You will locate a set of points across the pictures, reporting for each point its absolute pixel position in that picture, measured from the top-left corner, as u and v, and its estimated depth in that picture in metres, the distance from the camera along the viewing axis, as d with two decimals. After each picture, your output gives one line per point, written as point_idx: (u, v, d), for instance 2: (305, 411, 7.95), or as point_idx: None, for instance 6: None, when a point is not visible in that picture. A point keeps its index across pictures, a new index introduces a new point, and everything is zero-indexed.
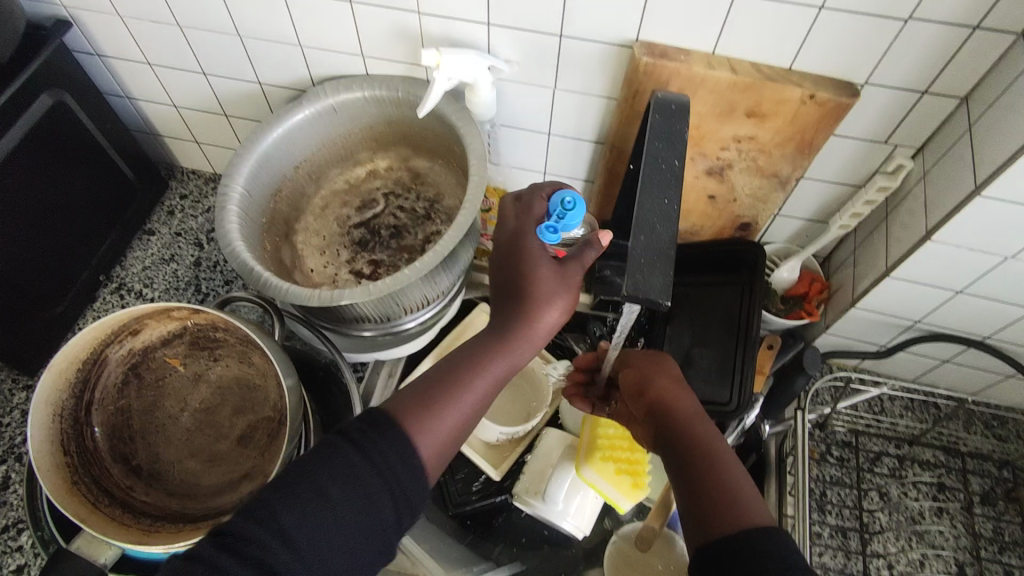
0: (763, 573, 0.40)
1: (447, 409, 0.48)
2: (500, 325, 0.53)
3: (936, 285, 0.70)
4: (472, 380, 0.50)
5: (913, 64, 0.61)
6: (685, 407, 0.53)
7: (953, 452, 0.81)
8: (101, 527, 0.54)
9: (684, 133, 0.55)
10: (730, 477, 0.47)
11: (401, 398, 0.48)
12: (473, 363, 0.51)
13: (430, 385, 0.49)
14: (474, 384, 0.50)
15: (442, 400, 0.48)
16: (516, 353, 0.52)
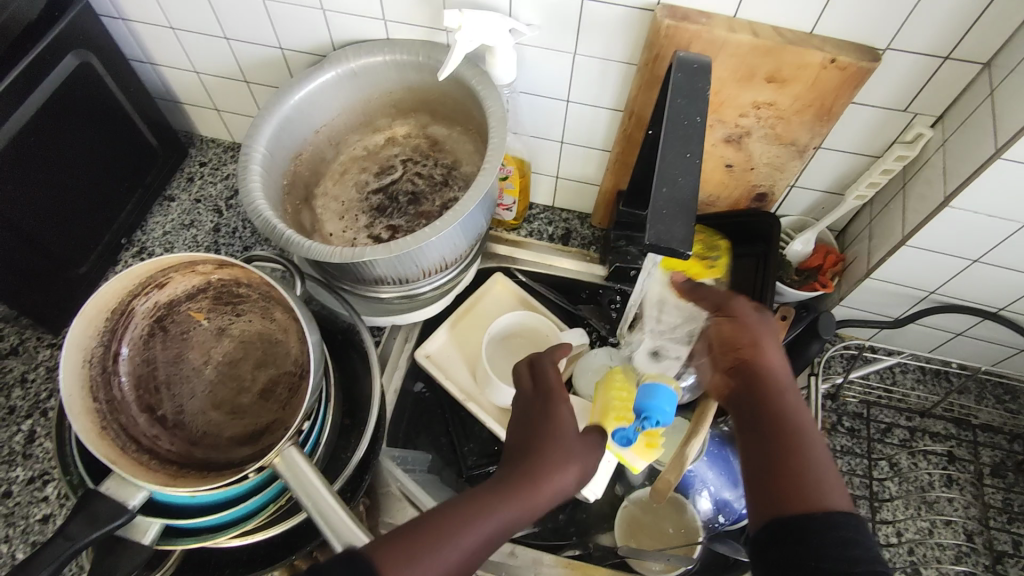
0: (825, 559, 0.42)
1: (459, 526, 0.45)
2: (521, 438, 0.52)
3: (952, 254, 0.70)
4: (477, 515, 0.45)
5: (937, 28, 0.61)
6: (778, 383, 0.52)
7: (965, 424, 0.82)
8: (130, 470, 0.55)
9: (706, 93, 0.56)
10: (815, 462, 0.47)
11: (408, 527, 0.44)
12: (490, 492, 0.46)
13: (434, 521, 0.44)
14: (486, 508, 0.45)
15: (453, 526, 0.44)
16: (537, 477, 0.48)
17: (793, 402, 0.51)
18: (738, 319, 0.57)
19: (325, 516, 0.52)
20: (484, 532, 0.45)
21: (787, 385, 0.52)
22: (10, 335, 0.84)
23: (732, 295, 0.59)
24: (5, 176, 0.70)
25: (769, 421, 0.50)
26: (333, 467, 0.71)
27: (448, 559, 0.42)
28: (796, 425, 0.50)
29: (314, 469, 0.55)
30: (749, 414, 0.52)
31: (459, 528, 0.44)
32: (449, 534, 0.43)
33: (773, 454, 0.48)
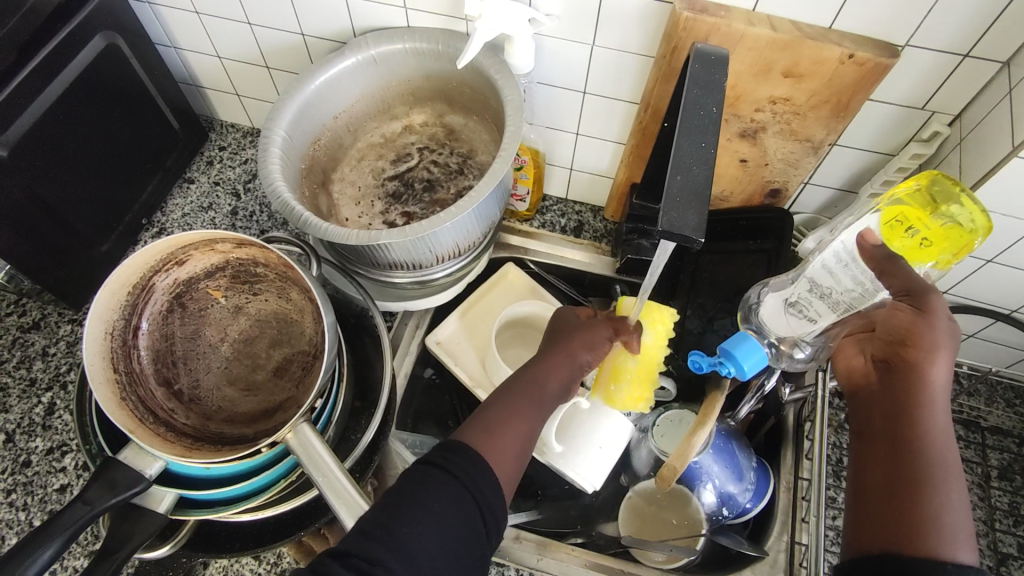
0: None
1: (508, 432, 0.55)
2: (543, 353, 0.65)
3: (965, 253, 0.70)
4: (522, 403, 0.58)
5: (957, 25, 0.61)
6: (932, 406, 0.50)
7: (974, 427, 0.82)
8: (147, 440, 0.56)
9: (722, 83, 0.56)
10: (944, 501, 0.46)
11: (467, 428, 0.55)
12: (518, 395, 0.59)
13: (484, 416, 0.56)
14: (518, 413, 0.57)
15: (506, 425, 0.55)
16: (541, 375, 0.61)
17: (943, 430, 0.50)
18: (921, 313, 0.52)
19: (336, 492, 0.54)
20: (522, 442, 0.55)
21: (943, 413, 0.50)
22: (32, 310, 0.86)
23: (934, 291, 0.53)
24: (33, 152, 0.72)
25: (909, 444, 0.49)
26: (343, 447, 0.73)
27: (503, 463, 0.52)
28: (942, 458, 0.48)
29: (326, 446, 0.56)
30: (893, 427, 0.51)
31: (508, 434, 0.54)
32: (448, 467, 0.48)
33: (903, 478, 0.48)
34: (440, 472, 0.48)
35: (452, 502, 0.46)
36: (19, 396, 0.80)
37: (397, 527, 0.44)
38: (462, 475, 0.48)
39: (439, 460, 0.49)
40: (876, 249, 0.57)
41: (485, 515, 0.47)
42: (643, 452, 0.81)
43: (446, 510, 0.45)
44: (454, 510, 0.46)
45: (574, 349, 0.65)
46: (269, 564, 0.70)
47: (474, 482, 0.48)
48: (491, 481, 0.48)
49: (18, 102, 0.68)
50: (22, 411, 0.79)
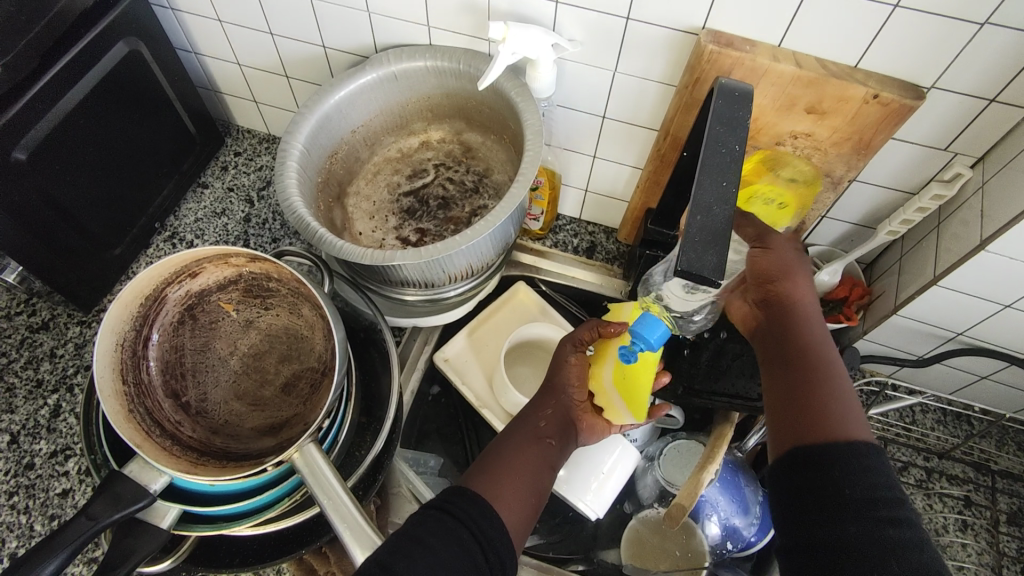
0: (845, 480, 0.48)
1: (512, 484, 0.56)
2: (537, 399, 0.68)
3: (982, 297, 0.70)
4: (525, 455, 0.60)
5: (985, 69, 0.60)
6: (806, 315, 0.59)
7: (984, 469, 0.81)
8: (153, 455, 0.56)
9: (746, 120, 0.56)
10: (841, 394, 0.53)
11: (473, 478, 0.57)
12: (522, 438, 0.62)
13: (490, 466, 0.58)
14: (525, 460, 0.60)
15: (511, 477, 0.57)
16: (539, 422, 0.64)
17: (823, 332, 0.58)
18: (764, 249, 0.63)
19: (340, 515, 0.53)
20: (533, 490, 0.58)
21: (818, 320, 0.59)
22: (42, 310, 0.86)
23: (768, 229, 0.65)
24: (51, 156, 0.72)
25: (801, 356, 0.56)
26: (348, 465, 0.72)
27: (515, 506, 0.55)
28: (826, 364, 0.55)
29: (332, 468, 0.56)
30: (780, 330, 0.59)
31: (519, 479, 0.57)
32: (458, 516, 0.51)
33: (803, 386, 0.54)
34: (445, 517, 0.51)
35: (455, 544, 0.49)
36: (25, 396, 0.80)
37: (402, 569, 0.46)
38: (472, 524, 0.50)
39: (443, 504, 0.52)
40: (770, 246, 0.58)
41: (493, 557, 0.50)
42: (648, 481, 0.82)
43: (450, 557, 0.47)
44: (458, 557, 0.48)
45: (559, 383, 0.68)
46: None
47: (478, 528, 0.51)
48: (498, 527, 0.51)
49: (39, 107, 0.68)
50: (27, 413, 0.79)
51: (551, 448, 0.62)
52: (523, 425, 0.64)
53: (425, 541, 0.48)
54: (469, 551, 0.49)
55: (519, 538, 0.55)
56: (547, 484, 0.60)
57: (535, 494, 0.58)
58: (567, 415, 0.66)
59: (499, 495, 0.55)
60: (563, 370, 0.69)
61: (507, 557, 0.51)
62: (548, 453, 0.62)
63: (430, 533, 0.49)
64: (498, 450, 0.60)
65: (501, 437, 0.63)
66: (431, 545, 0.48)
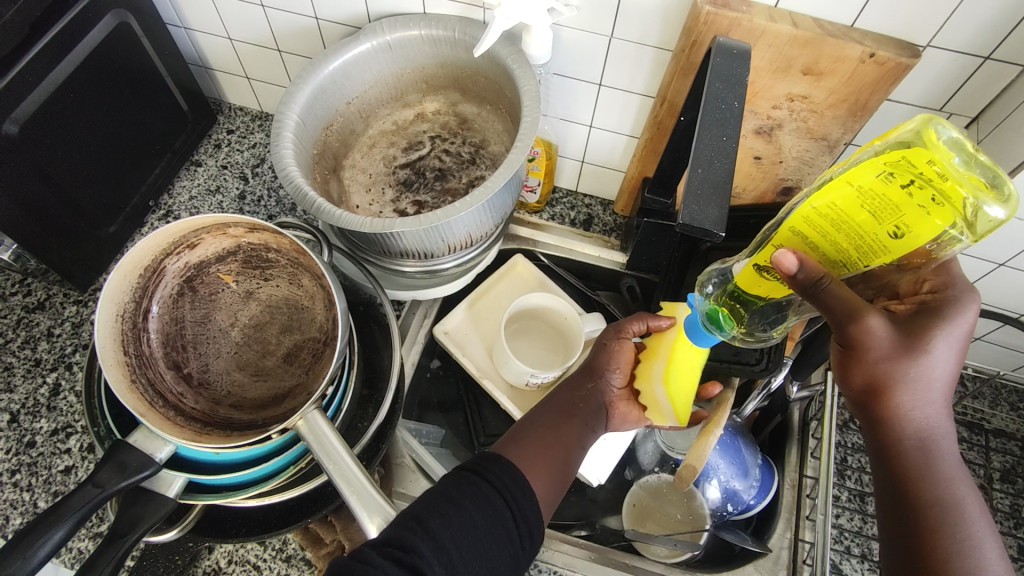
0: None
1: (546, 459, 0.57)
2: (577, 381, 0.67)
3: (977, 256, 0.70)
4: (558, 433, 0.60)
5: (980, 27, 0.60)
6: (908, 386, 0.47)
7: (977, 429, 0.82)
8: (157, 424, 0.56)
9: (745, 78, 0.56)
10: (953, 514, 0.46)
11: (505, 445, 0.58)
12: (555, 416, 0.62)
13: (526, 439, 0.58)
14: (556, 435, 0.60)
15: (543, 452, 0.57)
16: (574, 401, 0.64)
17: (931, 405, 0.48)
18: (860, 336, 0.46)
19: (346, 480, 0.53)
20: (564, 466, 0.58)
21: (932, 389, 0.47)
22: (38, 290, 0.85)
23: (863, 321, 0.45)
24: (43, 131, 0.71)
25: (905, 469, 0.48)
26: (350, 436, 0.73)
27: (546, 479, 0.55)
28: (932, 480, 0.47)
29: (337, 434, 0.56)
30: (864, 408, 0.50)
31: (551, 455, 0.58)
32: (487, 479, 0.52)
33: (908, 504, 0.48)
34: (477, 479, 0.52)
35: (488, 508, 0.50)
36: (23, 375, 0.80)
37: (437, 526, 0.47)
38: (502, 488, 0.51)
39: (479, 468, 0.53)
40: (800, 275, 0.44)
41: (520, 524, 0.51)
42: (649, 447, 0.83)
43: (483, 519, 0.49)
44: (490, 519, 0.49)
45: (599, 367, 0.66)
46: (274, 549, 0.71)
47: (509, 492, 0.51)
48: (529, 496, 0.52)
49: (29, 79, 0.67)
50: (26, 391, 0.79)
51: (582, 428, 0.62)
52: (559, 406, 0.64)
53: (458, 503, 0.49)
54: (501, 517, 0.50)
55: (548, 511, 0.55)
56: (576, 461, 0.60)
57: (566, 470, 0.58)
58: (603, 401, 0.66)
59: (532, 465, 0.56)
60: (602, 355, 0.67)
61: (536, 527, 0.52)
62: (582, 434, 0.62)
63: (463, 496, 0.50)
64: (534, 429, 0.60)
65: (534, 414, 0.63)
66: (465, 507, 0.49)
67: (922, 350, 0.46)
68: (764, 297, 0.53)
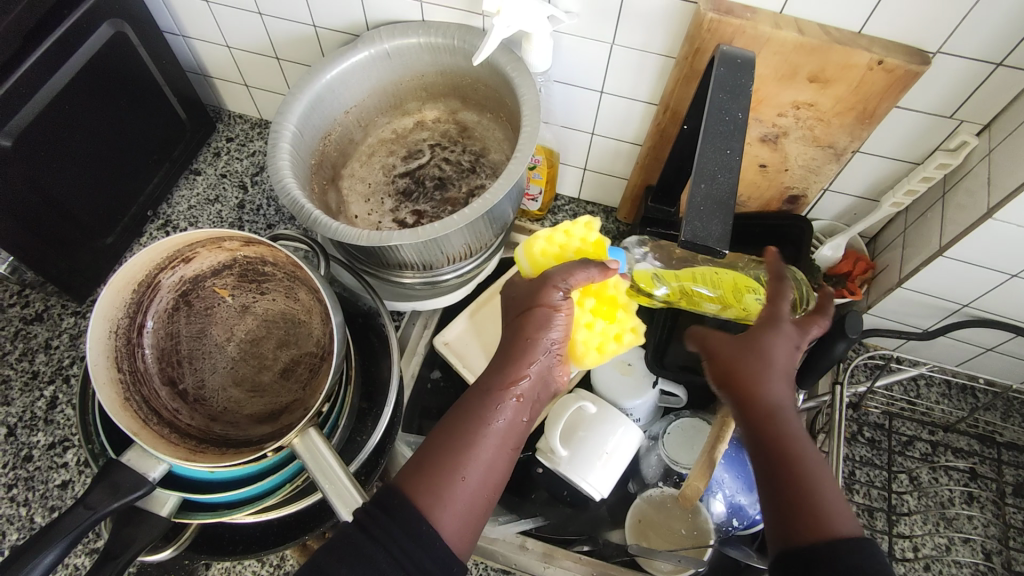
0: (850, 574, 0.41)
1: (460, 487, 0.50)
2: (507, 351, 0.57)
3: (989, 267, 0.69)
4: (478, 440, 0.52)
5: (992, 33, 0.59)
6: (779, 351, 0.49)
7: (989, 442, 0.80)
8: (151, 442, 0.55)
9: (749, 87, 0.54)
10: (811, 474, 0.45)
11: (410, 464, 0.51)
12: (476, 412, 0.53)
13: (435, 455, 0.51)
14: (476, 443, 0.52)
15: (450, 479, 0.50)
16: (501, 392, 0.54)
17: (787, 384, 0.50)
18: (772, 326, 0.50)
19: (342, 500, 0.53)
20: (485, 485, 0.52)
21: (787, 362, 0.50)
22: (35, 301, 0.85)
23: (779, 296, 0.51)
24: (37, 143, 0.70)
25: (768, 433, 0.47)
26: (349, 450, 0.72)
27: (460, 509, 0.50)
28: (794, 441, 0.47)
29: (333, 452, 0.55)
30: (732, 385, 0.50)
31: (464, 478, 0.51)
32: (379, 537, 0.46)
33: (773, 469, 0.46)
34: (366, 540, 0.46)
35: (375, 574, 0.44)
36: (21, 388, 0.79)
37: None
38: (392, 547, 0.45)
39: (368, 525, 0.47)
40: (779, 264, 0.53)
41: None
42: (653, 460, 0.81)
43: None
44: None
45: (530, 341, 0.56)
46: (271, 566, 0.70)
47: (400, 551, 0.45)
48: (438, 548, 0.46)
49: (23, 91, 0.67)
50: (24, 405, 0.78)
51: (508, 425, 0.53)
52: (480, 392, 0.55)
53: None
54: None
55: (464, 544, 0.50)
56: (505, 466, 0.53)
57: (485, 490, 0.52)
58: (541, 379, 0.56)
59: (440, 500, 0.49)
60: (530, 323, 0.56)
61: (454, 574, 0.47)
62: (514, 435, 0.54)
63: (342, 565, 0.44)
64: (446, 439, 0.52)
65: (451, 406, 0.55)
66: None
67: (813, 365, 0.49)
68: (658, 287, 0.71)
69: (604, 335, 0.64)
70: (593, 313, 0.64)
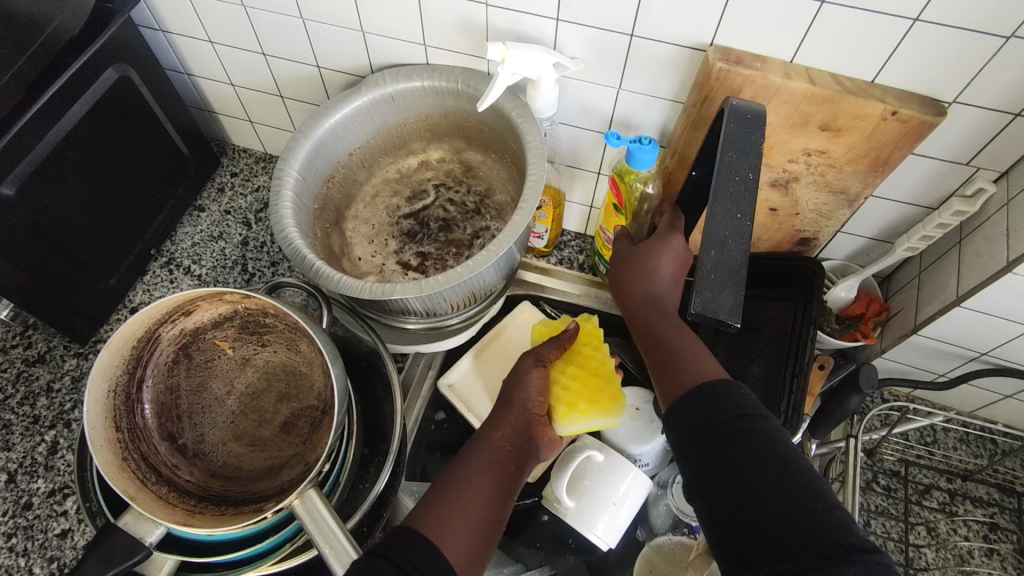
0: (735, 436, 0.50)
1: (465, 519, 0.54)
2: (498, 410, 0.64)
3: (1009, 318, 0.67)
4: (478, 478, 0.57)
5: (1010, 84, 0.57)
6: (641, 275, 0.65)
7: (1009, 491, 0.78)
8: (148, 506, 0.54)
9: (759, 144, 0.53)
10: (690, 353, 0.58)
11: (424, 500, 0.55)
12: (477, 460, 0.58)
13: (439, 491, 0.56)
14: (476, 481, 0.56)
15: (456, 510, 0.54)
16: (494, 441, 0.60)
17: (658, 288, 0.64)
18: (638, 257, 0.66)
19: (341, 563, 0.51)
20: (487, 522, 0.55)
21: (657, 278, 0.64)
22: (38, 343, 0.84)
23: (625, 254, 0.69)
24: (40, 190, 0.70)
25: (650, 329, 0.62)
26: (351, 502, 0.70)
27: (465, 542, 0.52)
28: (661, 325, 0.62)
29: (333, 511, 0.54)
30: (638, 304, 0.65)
31: (466, 509, 0.54)
32: None
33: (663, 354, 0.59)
34: None
35: None
36: (22, 433, 0.79)
37: None
38: None
39: None
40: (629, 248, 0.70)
41: None
42: (661, 509, 0.80)
43: None
44: None
45: (518, 401, 0.65)
46: None
47: None
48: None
49: (27, 140, 0.66)
50: (24, 450, 0.78)
51: (509, 474, 0.59)
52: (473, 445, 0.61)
53: None
54: None
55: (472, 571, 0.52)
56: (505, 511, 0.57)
57: (488, 524, 0.55)
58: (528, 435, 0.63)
59: (443, 530, 0.52)
60: (522, 385, 0.66)
61: None
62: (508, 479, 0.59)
63: None
64: (449, 478, 0.57)
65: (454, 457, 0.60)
66: None
67: (674, 278, 0.65)
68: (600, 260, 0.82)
69: (578, 395, 0.67)
70: (574, 374, 0.69)
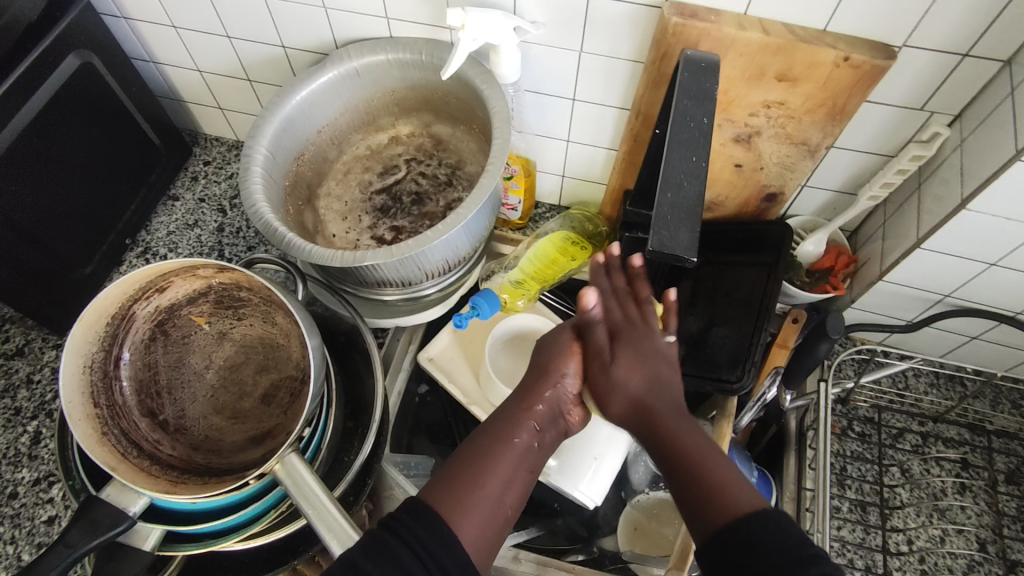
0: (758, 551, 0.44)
1: (482, 502, 0.51)
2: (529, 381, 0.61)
3: (968, 257, 0.69)
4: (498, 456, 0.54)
5: (955, 24, 0.59)
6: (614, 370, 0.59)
7: (978, 430, 0.80)
8: (129, 477, 0.55)
9: (714, 91, 0.54)
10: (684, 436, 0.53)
11: (437, 478, 0.53)
12: (498, 435, 0.55)
13: (455, 467, 0.53)
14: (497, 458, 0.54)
15: (473, 490, 0.51)
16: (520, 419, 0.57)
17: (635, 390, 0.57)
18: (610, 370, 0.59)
19: (326, 524, 0.52)
20: (502, 506, 0.52)
21: (638, 372, 0.58)
22: (15, 336, 0.84)
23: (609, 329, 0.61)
24: (7, 178, 0.70)
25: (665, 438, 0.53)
26: (335, 472, 0.71)
27: (481, 521, 0.50)
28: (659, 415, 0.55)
29: (315, 477, 0.54)
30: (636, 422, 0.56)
31: (484, 489, 0.51)
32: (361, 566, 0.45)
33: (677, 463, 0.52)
34: None
35: None
36: (4, 425, 0.79)
37: None
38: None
39: None
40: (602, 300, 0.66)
41: None
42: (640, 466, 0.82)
43: None
44: None
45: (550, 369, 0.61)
46: None
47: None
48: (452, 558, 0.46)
49: None
50: (7, 441, 0.78)
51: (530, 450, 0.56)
52: (497, 419, 0.57)
53: None
54: None
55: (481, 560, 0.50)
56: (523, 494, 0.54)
57: (504, 508, 0.52)
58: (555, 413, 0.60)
59: (459, 513, 0.49)
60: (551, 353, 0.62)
61: None
62: (529, 458, 0.56)
63: None
64: (469, 453, 0.54)
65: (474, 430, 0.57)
66: None
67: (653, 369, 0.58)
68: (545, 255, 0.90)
69: None
70: None
